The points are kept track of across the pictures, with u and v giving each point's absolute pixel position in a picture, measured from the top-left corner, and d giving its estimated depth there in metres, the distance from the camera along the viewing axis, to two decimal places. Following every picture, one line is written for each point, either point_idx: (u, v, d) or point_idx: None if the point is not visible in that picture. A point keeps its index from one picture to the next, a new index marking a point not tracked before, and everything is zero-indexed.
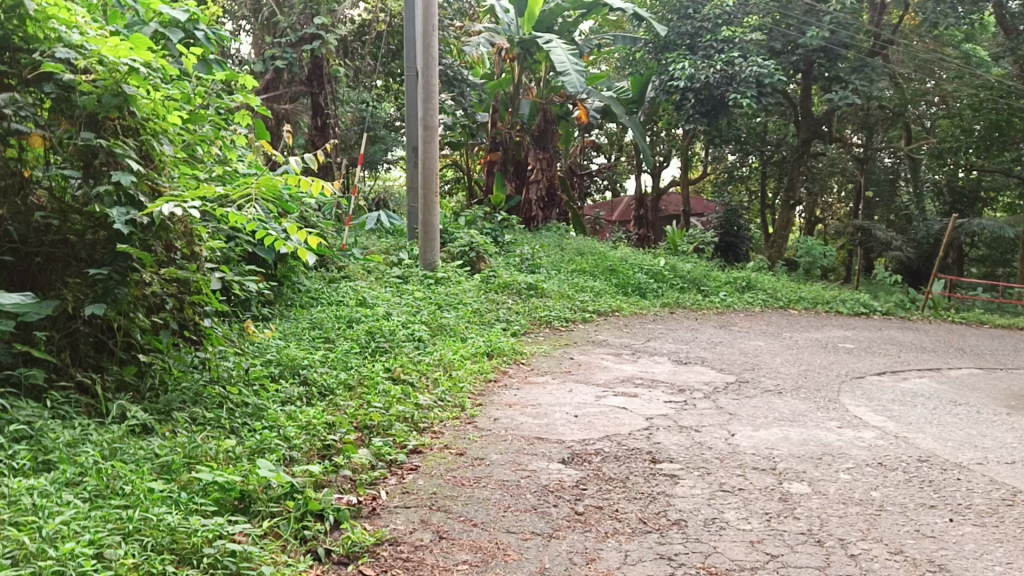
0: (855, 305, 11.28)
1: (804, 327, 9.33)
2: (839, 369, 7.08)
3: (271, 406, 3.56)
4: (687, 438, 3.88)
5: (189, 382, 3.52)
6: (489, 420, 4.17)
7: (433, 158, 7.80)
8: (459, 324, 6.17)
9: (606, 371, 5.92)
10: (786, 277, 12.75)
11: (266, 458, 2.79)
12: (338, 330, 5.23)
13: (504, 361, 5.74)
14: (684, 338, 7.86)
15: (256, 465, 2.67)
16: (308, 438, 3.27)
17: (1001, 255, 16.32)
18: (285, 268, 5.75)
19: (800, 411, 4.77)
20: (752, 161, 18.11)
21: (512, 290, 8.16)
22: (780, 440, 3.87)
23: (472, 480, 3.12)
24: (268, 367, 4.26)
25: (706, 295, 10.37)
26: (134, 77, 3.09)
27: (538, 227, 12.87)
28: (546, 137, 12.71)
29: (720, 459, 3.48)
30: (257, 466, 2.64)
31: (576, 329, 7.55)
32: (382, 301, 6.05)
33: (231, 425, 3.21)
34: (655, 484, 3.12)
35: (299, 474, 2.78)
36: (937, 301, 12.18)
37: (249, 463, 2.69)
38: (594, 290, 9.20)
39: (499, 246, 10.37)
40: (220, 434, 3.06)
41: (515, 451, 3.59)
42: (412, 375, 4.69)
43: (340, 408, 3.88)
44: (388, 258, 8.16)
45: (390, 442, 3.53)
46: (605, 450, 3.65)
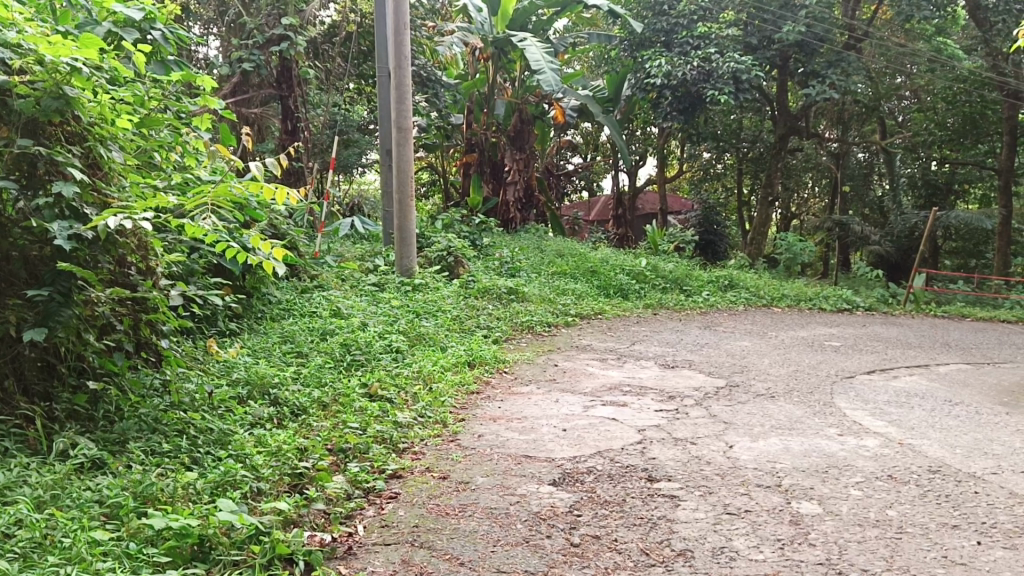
0: (837, 301, 11.15)
1: (789, 325, 9.17)
2: (829, 369, 6.91)
3: (238, 432, 3.30)
4: (684, 452, 3.67)
5: (147, 408, 3.25)
6: (473, 437, 3.93)
7: (407, 160, 7.56)
8: (438, 333, 5.92)
9: (592, 378, 5.70)
10: (768, 274, 12.61)
11: (229, 497, 2.54)
12: (311, 343, 4.96)
13: (486, 371, 5.50)
14: (670, 340, 7.66)
15: (217, 504, 2.41)
16: (278, 466, 3.02)
17: (975, 247, 16.31)
18: (254, 279, 5.46)
19: (796, 417, 4.58)
20: (727, 159, 18.00)
21: (492, 295, 7.92)
22: (782, 452, 3.67)
23: (456, 508, 2.89)
24: (235, 387, 3.99)
25: (689, 295, 10.19)
26: (77, 78, 2.81)
27: (516, 229, 12.60)
28: (521, 138, 12.45)
29: (721, 476, 3.26)
30: (219, 505, 2.39)
31: (559, 334, 7.33)
32: (358, 311, 5.79)
33: (192, 456, 2.96)
34: (654, 508, 2.90)
35: (266, 512, 2.53)
36: (919, 296, 12.08)
37: (209, 503, 2.43)
38: (575, 293, 8.98)
39: (477, 249, 10.13)
40: (178, 467, 2.80)
41: (503, 472, 3.35)
42: (390, 390, 4.43)
43: (313, 430, 3.64)
44: (363, 265, 7.88)
45: (367, 467, 3.28)
46: (599, 469, 3.42)
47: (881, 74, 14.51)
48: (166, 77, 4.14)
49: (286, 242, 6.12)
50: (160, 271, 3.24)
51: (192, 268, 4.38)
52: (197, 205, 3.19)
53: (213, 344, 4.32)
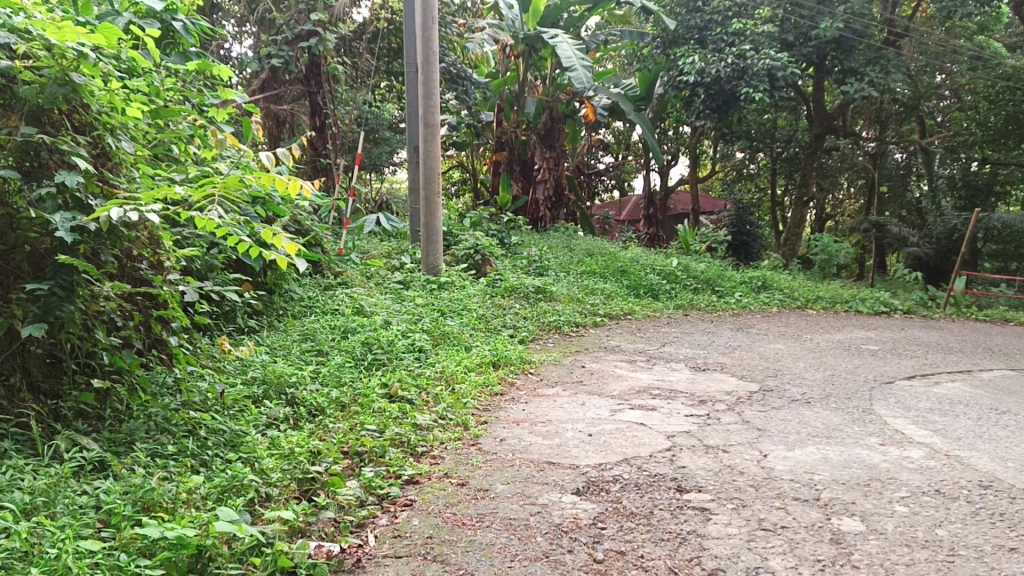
0: (874, 303, 10.84)
1: (824, 328, 8.90)
2: (867, 374, 6.67)
3: (250, 433, 3.20)
4: (716, 461, 3.49)
5: (157, 407, 3.15)
6: (496, 441, 3.78)
7: (435, 157, 7.42)
8: (463, 332, 5.78)
9: (620, 381, 5.52)
10: (802, 275, 12.32)
11: (232, 504, 2.43)
12: (332, 341, 4.84)
13: (511, 371, 5.35)
14: (701, 342, 7.46)
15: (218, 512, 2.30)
16: (288, 470, 2.91)
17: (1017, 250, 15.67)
18: (276, 275, 5.34)
19: (834, 424, 4.38)
20: (761, 158, 17.67)
21: (520, 294, 7.77)
22: (820, 462, 3.49)
23: (474, 518, 2.75)
24: (251, 386, 3.88)
25: (721, 296, 9.96)
26: (84, 64, 2.71)
27: (546, 227, 12.50)
28: (552, 136, 12.29)
29: (755, 488, 3.09)
30: (219, 513, 2.28)
31: (587, 334, 7.16)
32: (381, 309, 5.66)
33: (199, 459, 2.85)
34: (684, 521, 2.74)
35: (270, 521, 2.42)
36: (960, 299, 11.73)
37: (211, 511, 2.32)
38: (604, 292, 8.80)
39: (506, 248, 9.99)
40: (183, 470, 2.69)
41: (524, 479, 3.20)
42: (412, 391, 4.29)
43: (329, 433, 3.52)
44: (389, 262, 7.75)
45: (382, 472, 3.14)
46: (625, 477, 3.26)
47: (920, 73, 14.14)
48: (184, 66, 4.04)
49: (309, 238, 6.00)
50: (172, 266, 3.12)
51: (205, 265, 4.28)
52: (211, 196, 3.06)
53: (227, 343, 4.19)
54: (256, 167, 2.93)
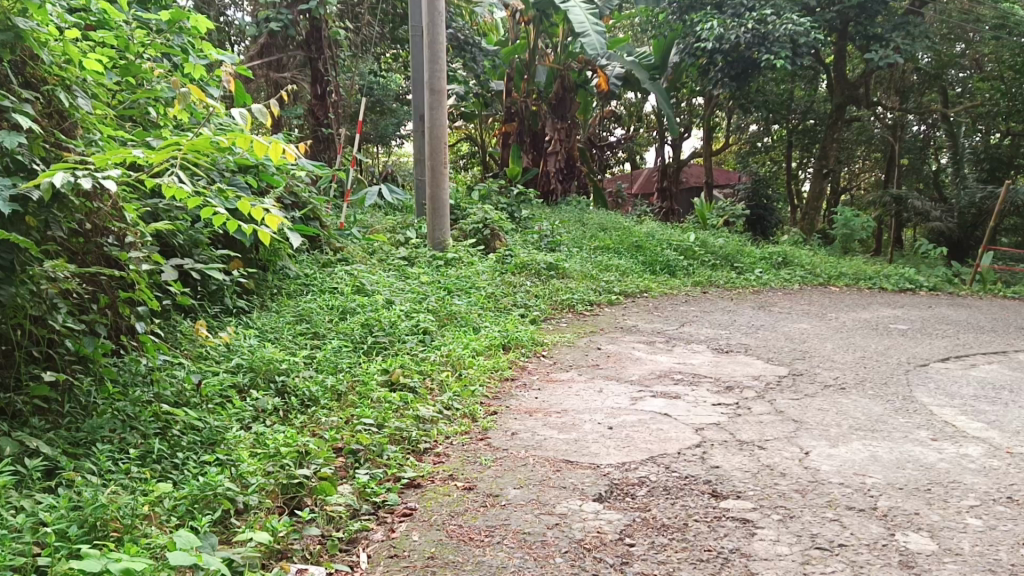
0: (899, 280, 10.42)
1: (849, 306, 8.49)
2: (899, 355, 6.28)
3: (231, 429, 2.87)
4: (752, 460, 3.12)
5: (126, 401, 2.81)
6: (507, 436, 3.42)
7: (441, 125, 7.01)
8: (471, 312, 5.41)
9: (639, 364, 5.16)
10: (824, 251, 11.89)
11: (196, 525, 2.09)
12: (329, 323, 4.47)
13: (522, 355, 4.98)
14: (721, 321, 7.08)
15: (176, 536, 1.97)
16: (271, 475, 2.57)
17: None
18: (271, 251, 4.95)
19: (877, 415, 4.01)
20: (776, 131, 17.09)
21: (531, 271, 7.38)
22: (869, 461, 3.12)
23: (482, 531, 2.40)
24: (237, 374, 3.52)
25: (740, 272, 9.55)
26: (30, 7, 2.32)
27: (557, 201, 12.11)
28: (563, 106, 11.84)
29: (802, 494, 2.72)
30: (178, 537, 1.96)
31: (602, 313, 6.78)
32: (383, 287, 5.29)
33: (165, 469, 2.50)
34: (724, 536, 2.38)
35: (241, 544, 2.09)
36: (985, 275, 11.28)
37: (170, 536, 1.99)
38: (620, 269, 8.42)
39: (516, 222, 9.60)
40: (145, 482, 2.35)
41: (538, 482, 2.85)
42: (414, 377, 3.94)
43: (320, 429, 3.18)
44: (393, 237, 7.36)
45: (379, 476, 2.79)
46: (652, 480, 2.90)
47: (944, 41, 13.62)
48: (156, 17, 3.66)
49: (305, 212, 5.59)
50: (136, 241, 2.74)
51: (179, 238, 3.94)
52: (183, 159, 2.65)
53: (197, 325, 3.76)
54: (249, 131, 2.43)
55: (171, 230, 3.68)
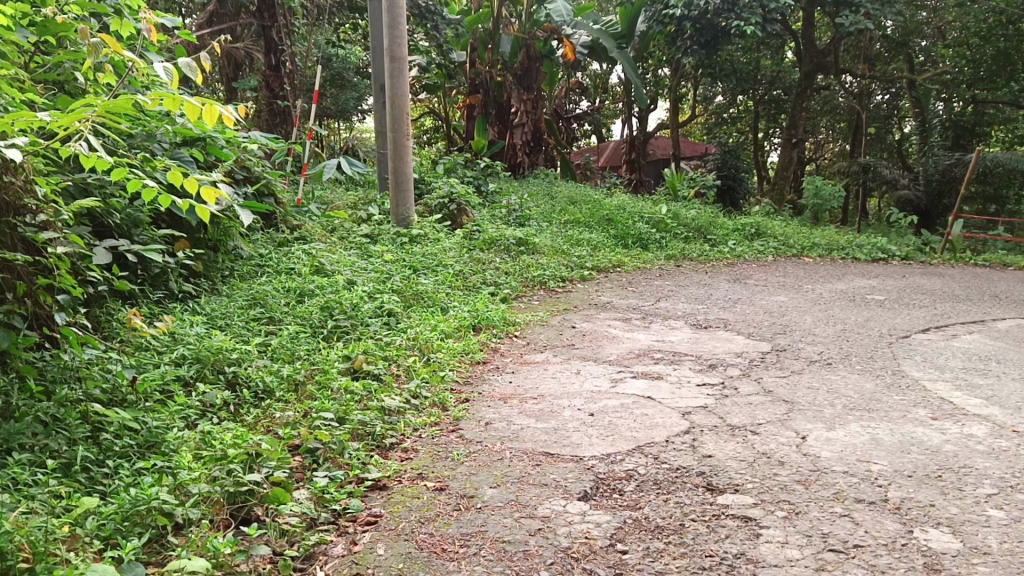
0: (871, 250, 10.29)
1: (824, 277, 8.33)
2: (880, 328, 6.10)
3: (172, 431, 2.58)
4: (747, 447, 2.89)
5: (49, 403, 2.49)
6: (481, 427, 3.15)
7: (403, 95, 6.66)
8: (439, 291, 5.12)
9: (616, 342, 4.91)
10: (795, 221, 11.72)
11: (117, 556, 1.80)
12: (285, 307, 4.15)
13: (493, 336, 4.70)
14: (698, 295, 6.86)
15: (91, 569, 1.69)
16: (217, 482, 2.29)
17: (993, 191, 13.84)
18: (220, 230, 4.59)
19: (870, 392, 3.81)
20: (743, 102, 16.89)
21: (500, 247, 7.09)
22: (871, 445, 2.91)
23: (457, 540, 2.13)
24: (181, 366, 3.20)
25: (713, 245, 9.35)
26: None
27: (525, 174, 11.83)
28: (529, 77, 11.36)
29: (805, 485, 2.49)
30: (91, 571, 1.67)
31: (575, 290, 6.52)
32: (344, 267, 4.97)
33: (91, 482, 2.21)
34: (725, 539, 2.14)
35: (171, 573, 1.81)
36: (956, 243, 11.20)
37: (84, 571, 1.71)
38: (591, 243, 8.16)
39: (483, 196, 9.29)
40: (63, 501, 2.05)
41: (516, 480, 2.58)
42: (379, 364, 3.65)
43: (274, 426, 2.89)
44: (355, 213, 7.02)
45: (339, 478, 2.51)
46: (641, 473, 2.66)
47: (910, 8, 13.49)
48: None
49: (258, 187, 5.23)
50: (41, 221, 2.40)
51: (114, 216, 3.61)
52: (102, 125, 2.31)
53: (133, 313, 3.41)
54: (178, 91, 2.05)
55: (103, 206, 3.39)
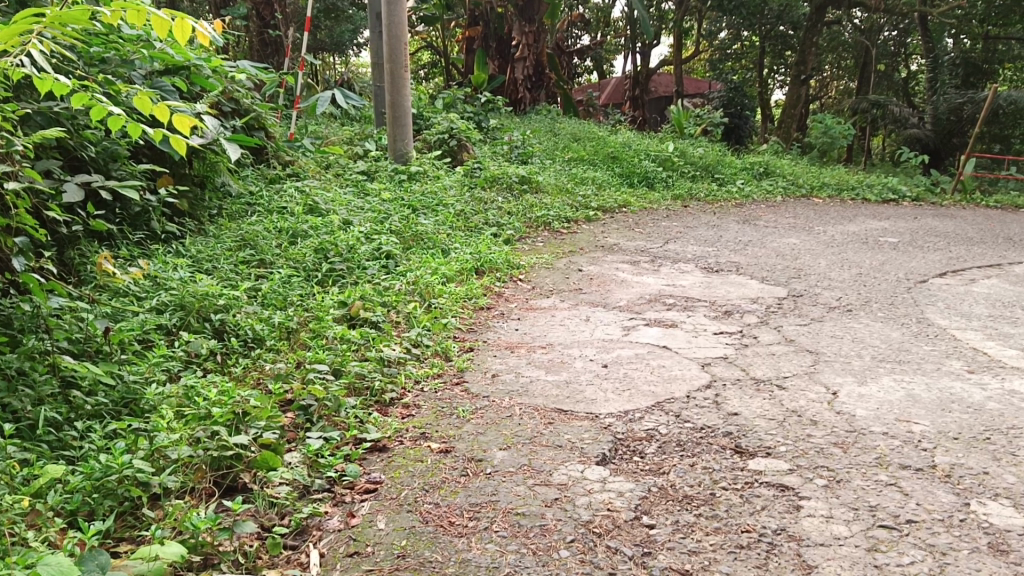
0: (882, 190, 9.99)
1: (836, 219, 8.05)
2: (896, 272, 5.86)
3: (151, 386, 2.36)
4: (775, 404, 2.68)
5: (10, 355, 2.25)
6: (487, 379, 2.93)
7: (401, 24, 6.28)
8: (439, 232, 4.85)
9: (625, 287, 4.68)
10: (803, 160, 11.40)
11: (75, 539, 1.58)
12: (277, 249, 3.90)
13: (496, 280, 4.47)
14: (707, 237, 6.61)
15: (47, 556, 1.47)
16: (200, 444, 2.07)
17: (1001, 130, 13.47)
18: (206, 165, 4.30)
19: (898, 342, 3.59)
20: (748, 38, 16.34)
21: (502, 185, 6.80)
22: (909, 402, 2.70)
23: (465, 512, 1.93)
24: (162, 314, 2.96)
25: (721, 184, 9.06)
26: None
27: (526, 110, 11.44)
28: (530, 10, 10.69)
29: (844, 449, 2.28)
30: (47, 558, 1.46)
31: (580, 231, 6.26)
32: (339, 206, 4.70)
33: (55, 449, 1.99)
34: (762, 511, 1.94)
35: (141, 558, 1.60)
36: (967, 184, 10.87)
37: (39, 557, 1.49)
38: (595, 182, 7.86)
39: (483, 132, 8.95)
40: (21, 471, 1.83)
41: (528, 441, 2.37)
42: (377, 310, 3.40)
43: (265, 379, 2.67)
44: (351, 149, 6.71)
45: (335, 440, 2.30)
46: (663, 433, 2.45)
47: None
48: None
49: (247, 120, 4.91)
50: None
51: (87, 150, 3.33)
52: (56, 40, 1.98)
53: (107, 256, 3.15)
54: (146, 4, 1.73)
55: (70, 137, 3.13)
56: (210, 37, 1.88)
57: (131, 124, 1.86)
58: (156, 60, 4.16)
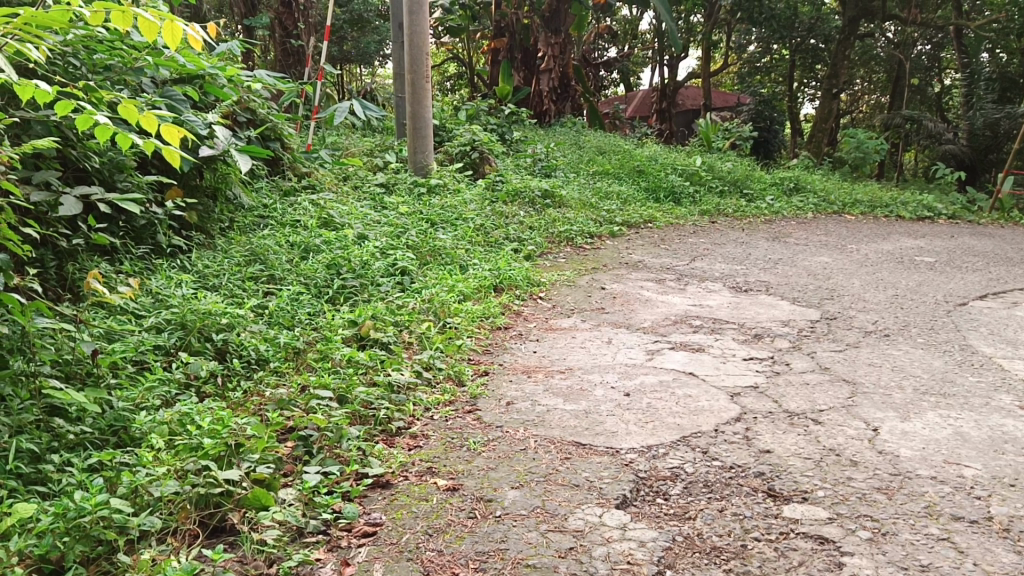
0: (917, 207, 9.70)
1: (868, 237, 7.80)
2: (934, 294, 5.61)
3: (142, 412, 2.22)
4: (811, 441, 2.48)
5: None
6: (501, 407, 2.76)
7: (423, 33, 6.15)
8: (458, 248, 4.69)
9: (650, 307, 4.48)
10: (835, 175, 11.13)
11: None
12: (288, 264, 3.76)
13: (516, 298, 4.30)
14: (735, 254, 6.39)
15: None
16: (186, 479, 1.92)
17: None
18: (218, 177, 4.19)
19: (942, 372, 3.37)
20: (777, 51, 16.07)
21: (524, 200, 6.64)
22: (958, 441, 2.49)
23: (471, 563, 1.76)
24: (161, 334, 2.83)
25: (750, 200, 8.83)
26: None
27: (551, 122, 11.28)
28: (557, 19, 10.63)
29: (889, 496, 2.09)
30: None
31: (603, 247, 6.07)
32: (355, 220, 4.56)
33: (28, 486, 1.85)
34: (800, 568, 1.75)
35: None
36: (1006, 202, 10.53)
37: None
38: (620, 197, 7.67)
39: (506, 144, 8.81)
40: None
41: (542, 479, 2.19)
42: (388, 330, 3.24)
43: (266, 405, 2.52)
44: (370, 161, 6.59)
45: (335, 475, 2.13)
46: (689, 473, 2.26)
47: None
48: None
49: (262, 131, 4.80)
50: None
51: (91, 160, 3.23)
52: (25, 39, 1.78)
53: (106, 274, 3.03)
54: (129, 4, 1.55)
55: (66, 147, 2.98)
56: (200, 38, 1.74)
57: (119, 133, 1.74)
58: (168, 70, 4.05)
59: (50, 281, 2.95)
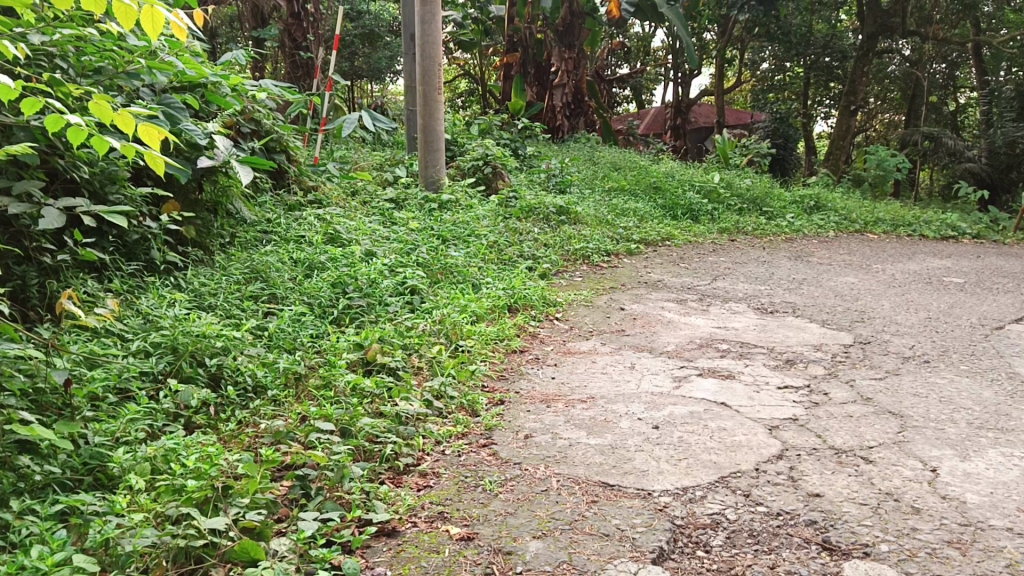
0: (941, 227, 9.44)
1: (893, 256, 7.53)
2: (968, 316, 5.34)
3: (120, 449, 2.01)
4: (866, 483, 2.23)
5: None
6: (518, 442, 2.51)
7: (436, 43, 5.96)
8: (471, 266, 4.46)
9: (673, 329, 4.24)
10: (855, 193, 10.88)
11: None
12: (291, 282, 3.54)
13: (531, 319, 4.06)
14: (757, 274, 6.14)
15: None
16: (165, 527, 1.70)
17: None
18: (219, 190, 3.99)
19: (994, 402, 3.11)
20: (792, 68, 15.84)
21: (539, 216, 6.42)
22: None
23: None
24: (149, 359, 2.61)
25: (770, 218, 8.58)
26: None
27: (564, 137, 11.07)
28: (571, 33, 10.52)
29: (963, 552, 1.85)
30: None
31: (621, 266, 5.84)
32: (363, 235, 4.34)
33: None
34: None
35: None
36: None
37: None
38: (637, 214, 7.44)
39: (520, 160, 8.60)
40: None
41: (567, 527, 1.95)
42: (396, 355, 3.00)
43: (260, 439, 2.29)
44: (380, 175, 6.39)
45: (335, 522, 1.90)
46: (731, 520, 2.02)
47: None
48: None
49: (267, 142, 4.60)
50: None
51: (80, 170, 3.05)
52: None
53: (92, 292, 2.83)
54: None
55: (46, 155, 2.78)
56: (184, 24, 1.52)
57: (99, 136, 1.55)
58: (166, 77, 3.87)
59: (29, 300, 2.76)
